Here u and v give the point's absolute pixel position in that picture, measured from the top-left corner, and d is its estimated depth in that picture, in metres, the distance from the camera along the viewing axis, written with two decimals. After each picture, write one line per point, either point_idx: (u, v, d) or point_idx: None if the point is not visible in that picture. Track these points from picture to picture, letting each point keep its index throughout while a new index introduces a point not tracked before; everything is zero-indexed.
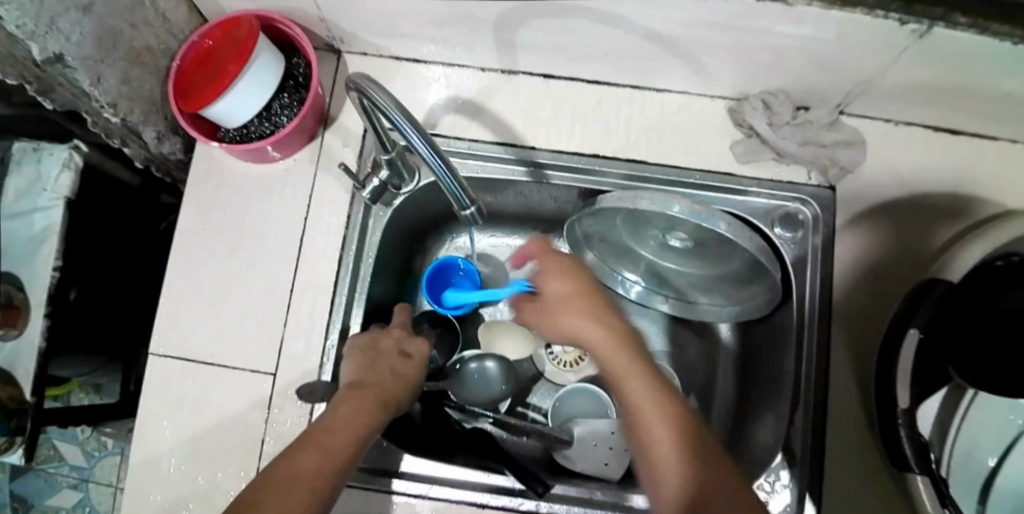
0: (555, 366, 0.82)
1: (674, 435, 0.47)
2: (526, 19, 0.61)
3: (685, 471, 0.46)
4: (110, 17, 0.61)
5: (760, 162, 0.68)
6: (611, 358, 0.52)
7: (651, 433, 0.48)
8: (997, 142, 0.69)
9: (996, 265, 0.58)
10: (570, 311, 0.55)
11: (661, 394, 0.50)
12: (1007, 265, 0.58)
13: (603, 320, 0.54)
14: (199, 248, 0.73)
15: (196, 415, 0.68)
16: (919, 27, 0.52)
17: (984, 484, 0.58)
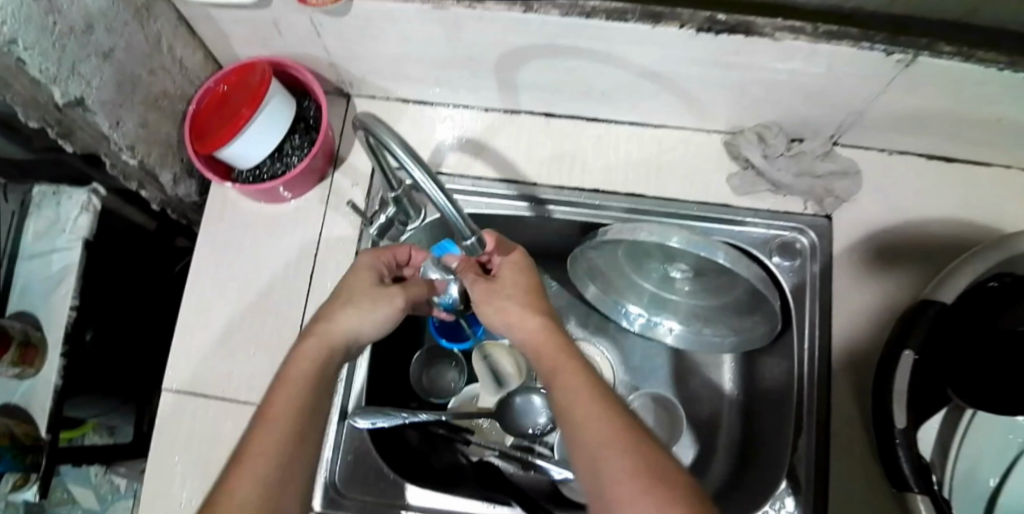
0: None
1: (606, 413, 0.44)
2: (524, 59, 0.64)
3: (618, 468, 0.41)
4: (129, 64, 0.65)
5: (754, 194, 0.69)
6: (544, 352, 0.50)
7: (582, 429, 0.43)
8: (992, 168, 0.70)
9: (990, 286, 0.60)
10: (511, 302, 0.54)
11: (589, 378, 0.47)
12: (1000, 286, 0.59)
13: (540, 313, 0.52)
14: (215, 288, 0.75)
15: (206, 449, 0.69)
16: (904, 58, 0.53)
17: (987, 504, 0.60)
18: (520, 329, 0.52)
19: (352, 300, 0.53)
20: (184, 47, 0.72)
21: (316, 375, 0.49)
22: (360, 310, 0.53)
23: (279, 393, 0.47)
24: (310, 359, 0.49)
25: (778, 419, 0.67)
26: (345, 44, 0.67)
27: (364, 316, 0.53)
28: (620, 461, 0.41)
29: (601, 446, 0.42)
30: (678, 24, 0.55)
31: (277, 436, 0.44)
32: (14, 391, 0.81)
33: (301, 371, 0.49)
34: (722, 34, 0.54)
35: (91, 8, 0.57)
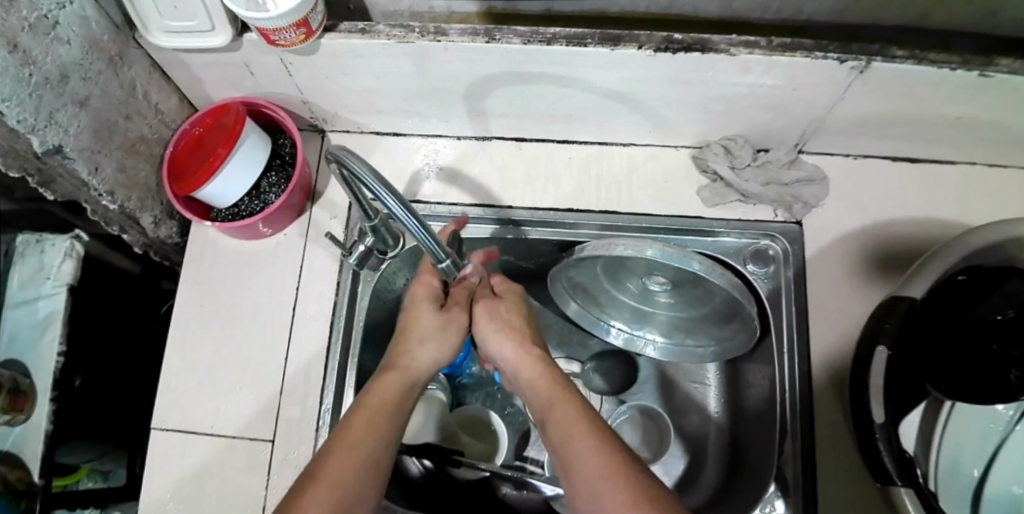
0: None
1: (599, 436, 0.47)
2: (491, 86, 0.65)
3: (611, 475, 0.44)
4: (105, 111, 0.66)
5: (725, 205, 0.70)
6: (540, 384, 0.54)
7: (577, 445, 0.47)
8: (955, 165, 0.71)
9: (959, 279, 0.60)
10: (509, 341, 0.58)
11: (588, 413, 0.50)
12: (969, 279, 0.59)
13: (534, 349, 0.57)
14: (199, 328, 0.75)
15: (197, 488, 0.69)
16: (858, 64, 0.54)
17: (975, 494, 0.60)
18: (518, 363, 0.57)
19: (419, 325, 0.58)
20: (158, 92, 0.74)
21: (395, 397, 0.53)
22: (431, 334, 0.58)
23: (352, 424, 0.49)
24: (393, 383, 0.54)
25: (764, 425, 0.67)
26: (316, 82, 0.69)
27: (436, 338, 0.58)
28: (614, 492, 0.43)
29: (597, 477, 0.44)
30: (636, 46, 0.56)
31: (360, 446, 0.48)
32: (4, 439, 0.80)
33: (385, 390, 0.53)
34: (679, 53, 0.56)
35: (64, 58, 0.58)
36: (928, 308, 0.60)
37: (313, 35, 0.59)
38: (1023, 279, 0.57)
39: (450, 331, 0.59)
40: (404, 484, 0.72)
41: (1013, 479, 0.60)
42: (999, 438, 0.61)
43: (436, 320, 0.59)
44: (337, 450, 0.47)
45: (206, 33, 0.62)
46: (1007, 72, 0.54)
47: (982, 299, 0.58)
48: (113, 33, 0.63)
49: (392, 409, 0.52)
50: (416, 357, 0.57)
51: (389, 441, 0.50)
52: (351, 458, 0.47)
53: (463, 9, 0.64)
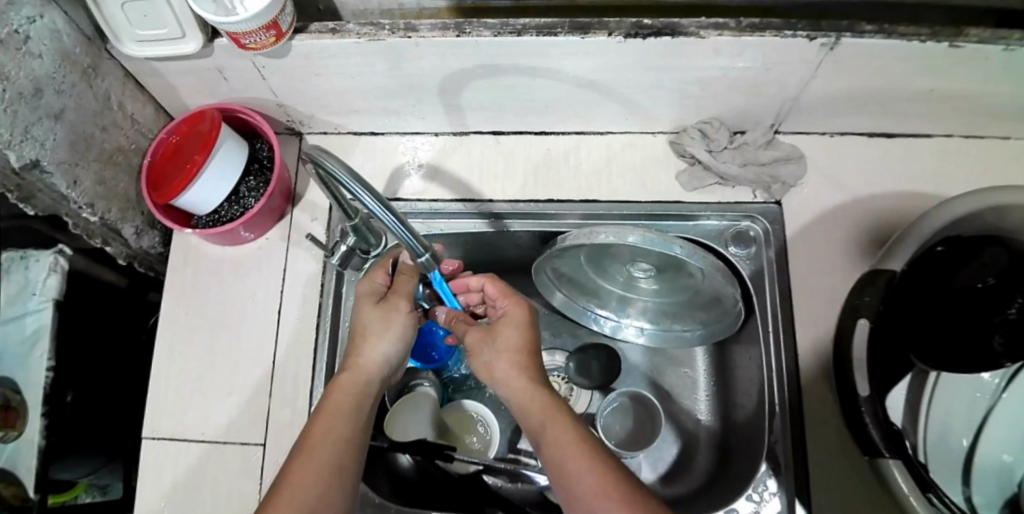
0: None
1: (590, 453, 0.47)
2: (466, 81, 0.66)
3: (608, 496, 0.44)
4: (81, 123, 0.66)
5: (704, 189, 0.70)
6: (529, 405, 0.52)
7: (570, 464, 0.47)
8: (933, 139, 0.71)
9: (938, 250, 0.60)
10: (506, 351, 0.55)
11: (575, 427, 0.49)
12: (947, 249, 0.59)
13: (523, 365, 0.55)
14: (185, 337, 0.75)
15: (191, 495, 0.68)
16: (827, 41, 0.55)
17: (966, 465, 0.59)
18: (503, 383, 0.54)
19: (368, 330, 0.57)
20: (133, 102, 0.73)
21: (350, 403, 0.53)
22: (377, 334, 0.57)
23: (315, 436, 0.50)
24: (346, 389, 0.54)
25: (752, 405, 0.67)
26: (290, 84, 0.69)
27: (383, 339, 0.57)
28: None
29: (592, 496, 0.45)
30: (606, 32, 0.56)
31: (321, 455, 0.48)
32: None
33: (338, 396, 0.53)
34: (649, 38, 0.56)
35: (36, 72, 0.58)
36: (910, 281, 0.60)
37: (284, 37, 0.59)
38: (1003, 247, 0.57)
39: (397, 325, 0.57)
40: (396, 481, 0.73)
41: (1001, 447, 0.60)
42: (987, 407, 0.61)
43: (382, 321, 0.57)
44: (296, 468, 0.47)
45: (176, 41, 0.62)
46: (976, 42, 0.54)
47: (962, 269, 0.58)
48: (84, 45, 0.63)
49: (346, 415, 0.52)
50: (366, 360, 0.56)
51: (346, 450, 0.50)
52: (313, 465, 0.48)
53: (433, 5, 0.64)
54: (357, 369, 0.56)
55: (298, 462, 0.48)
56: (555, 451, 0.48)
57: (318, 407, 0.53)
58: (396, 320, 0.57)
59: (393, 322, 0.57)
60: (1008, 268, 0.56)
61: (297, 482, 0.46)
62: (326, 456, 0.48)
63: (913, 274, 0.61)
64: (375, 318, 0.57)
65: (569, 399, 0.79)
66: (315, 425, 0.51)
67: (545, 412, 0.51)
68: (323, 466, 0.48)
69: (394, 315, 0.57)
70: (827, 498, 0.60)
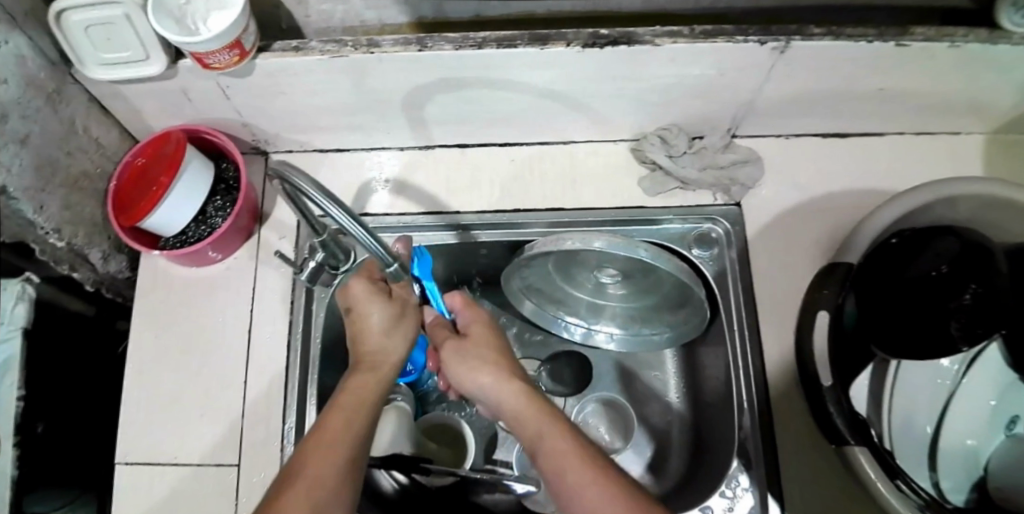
0: None
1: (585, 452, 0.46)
2: (431, 94, 0.67)
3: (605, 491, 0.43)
4: (47, 148, 0.66)
5: (666, 194, 0.72)
6: (522, 409, 0.51)
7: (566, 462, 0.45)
8: (883, 137, 0.73)
9: (892, 241, 0.60)
10: (486, 357, 0.55)
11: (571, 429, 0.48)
12: (902, 240, 0.60)
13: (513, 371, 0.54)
14: (155, 360, 0.73)
15: None
16: (777, 44, 0.57)
17: (931, 450, 0.60)
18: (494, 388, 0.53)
19: (387, 326, 0.55)
20: (99, 126, 0.73)
21: (365, 399, 0.51)
22: (388, 330, 0.55)
23: (328, 429, 0.48)
24: (362, 388, 0.52)
25: (721, 404, 0.67)
26: (257, 103, 0.70)
27: (393, 334, 0.55)
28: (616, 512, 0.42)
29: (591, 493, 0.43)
30: (564, 43, 0.58)
31: (336, 451, 0.46)
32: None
33: (353, 395, 0.51)
34: (606, 47, 0.58)
35: (1, 97, 0.58)
36: (867, 272, 0.61)
37: (248, 55, 0.60)
38: (954, 237, 0.57)
39: (409, 322, 0.56)
40: (377, 501, 0.69)
41: (965, 432, 0.61)
42: (949, 393, 0.62)
43: (392, 316, 0.56)
44: (311, 458, 0.45)
45: (141, 63, 0.63)
46: (922, 40, 0.56)
47: (918, 257, 0.58)
48: (48, 70, 0.63)
49: (363, 410, 0.50)
50: (385, 360, 0.54)
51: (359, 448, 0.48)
52: (326, 460, 0.45)
53: (394, 21, 0.65)
54: (374, 369, 0.54)
55: (311, 459, 0.45)
56: (551, 449, 0.47)
57: (331, 404, 0.51)
58: (411, 320, 0.57)
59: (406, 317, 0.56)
60: (960, 256, 0.56)
61: (311, 481, 0.44)
62: (340, 451, 0.46)
63: (869, 266, 0.61)
64: (393, 314, 0.56)
65: None
66: (327, 420, 0.49)
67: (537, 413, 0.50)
68: (340, 466, 0.45)
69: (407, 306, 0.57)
70: (801, 494, 0.59)
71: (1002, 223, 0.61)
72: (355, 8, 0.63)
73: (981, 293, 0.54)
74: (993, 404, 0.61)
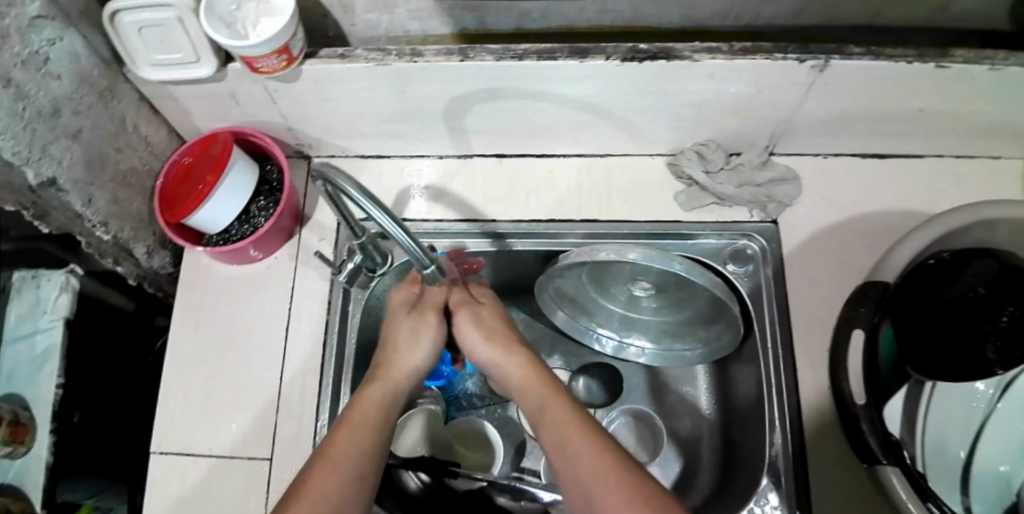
0: None
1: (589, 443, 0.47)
2: (470, 104, 0.68)
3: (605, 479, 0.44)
4: (97, 144, 0.68)
5: (702, 208, 0.72)
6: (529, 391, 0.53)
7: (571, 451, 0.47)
8: (925, 159, 0.72)
9: (929, 263, 0.60)
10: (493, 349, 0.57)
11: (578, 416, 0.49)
12: (939, 262, 0.59)
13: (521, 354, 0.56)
14: (193, 354, 0.75)
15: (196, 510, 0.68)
16: (818, 63, 0.56)
17: (963, 475, 0.58)
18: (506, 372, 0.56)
19: (400, 342, 0.58)
20: (147, 125, 0.76)
21: (378, 408, 0.54)
22: (406, 341, 0.58)
23: (343, 433, 0.51)
24: (374, 395, 0.55)
25: (752, 420, 0.67)
26: (299, 108, 0.71)
27: (411, 344, 0.58)
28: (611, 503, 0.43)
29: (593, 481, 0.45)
30: (604, 57, 0.58)
31: (346, 458, 0.49)
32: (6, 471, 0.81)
33: (367, 404, 0.54)
34: (645, 62, 0.58)
35: (56, 93, 0.60)
36: (904, 293, 0.60)
37: (294, 61, 0.62)
38: (992, 258, 0.58)
39: (427, 333, 0.58)
40: (400, 501, 0.69)
41: (997, 457, 0.59)
42: (981, 419, 0.60)
43: (409, 329, 0.58)
44: (322, 462, 0.49)
45: (191, 65, 0.65)
46: (964, 62, 0.55)
47: (953, 280, 0.59)
48: (102, 69, 0.66)
49: (378, 418, 0.53)
50: (397, 374, 0.57)
51: (372, 458, 0.50)
52: (338, 467, 0.48)
53: (437, 31, 0.66)
54: (386, 376, 0.57)
55: (325, 460, 0.49)
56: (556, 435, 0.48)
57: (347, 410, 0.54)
58: (426, 329, 0.58)
59: (426, 328, 0.58)
60: (997, 278, 0.58)
61: (323, 482, 0.47)
62: (352, 458, 0.49)
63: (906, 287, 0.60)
64: (406, 327, 0.59)
65: None
66: (344, 424, 0.52)
67: (541, 395, 0.52)
68: (347, 469, 0.48)
69: (423, 317, 0.59)
70: None
71: None
72: (399, 17, 0.64)
73: (1018, 315, 0.56)
74: None
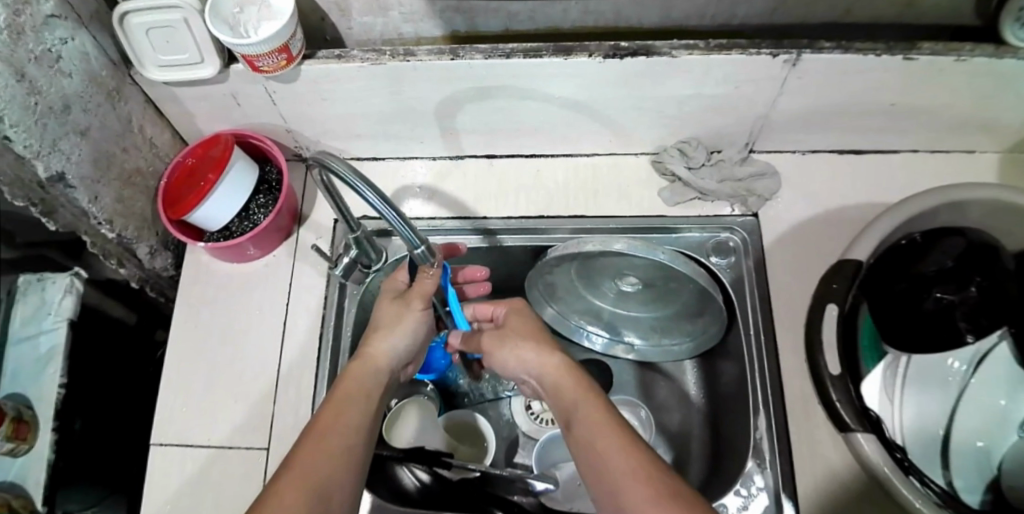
0: (533, 422, 0.79)
1: (620, 439, 0.45)
2: (461, 103, 0.71)
3: (631, 471, 0.43)
4: (105, 143, 0.71)
5: (685, 203, 0.74)
6: (560, 386, 0.53)
7: (600, 446, 0.45)
8: (899, 154, 0.75)
9: (902, 244, 0.61)
10: (523, 347, 0.58)
11: (610, 413, 0.48)
12: (910, 242, 0.61)
13: (553, 351, 0.56)
14: (191, 349, 0.76)
15: (191, 501, 0.68)
16: (789, 57, 0.59)
17: (941, 450, 0.58)
18: (537, 367, 0.56)
19: (382, 324, 0.60)
20: (153, 127, 0.79)
21: (362, 390, 0.55)
22: (389, 328, 0.59)
23: (328, 412, 0.51)
24: (356, 376, 0.56)
25: (739, 408, 0.68)
26: (298, 109, 0.74)
27: (394, 331, 0.59)
28: (642, 488, 0.41)
29: (621, 477, 0.43)
30: (587, 54, 0.61)
31: (334, 437, 0.49)
32: (7, 470, 0.82)
33: (349, 385, 0.55)
34: (626, 58, 0.61)
35: (66, 90, 0.63)
36: (875, 273, 0.62)
37: (294, 60, 0.65)
38: (960, 236, 0.60)
39: (410, 321, 0.60)
40: (398, 493, 0.68)
41: (974, 433, 0.58)
42: (956, 392, 0.60)
43: (394, 315, 0.60)
44: (308, 440, 0.48)
45: (196, 66, 0.68)
46: (929, 55, 0.58)
47: (925, 258, 0.60)
48: (110, 69, 0.69)
49: (363, 400, 0.54)
50: (374, 352, 0.58)
51: (359, 438, 0.50)
52: (326, 446, 0.48)
53: (430, 34, 0.70)
54: (367, 359, 0.58)
55: (309, 439, 0.48)
56: (583, 430, 0.47)
57: (331, 392, 0.54)
58: (409, 318, 0.60)
59: (409, 317, 0.60)
60: (965, 254, 0.59)
61: (309, 459, 0.46)
62: (337, 437, 0.49)
63: (877, 268, 0.62)
64: (390, 313, 0.60)
65: None
66: (329, 404, 0.53)
67: (571, 392, 0.52)
68: (335, 447, 0.48)
69: (406, 306, 0.60)
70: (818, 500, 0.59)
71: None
72: (393, 20, 0.67)
73: (985, 285, 0.59)
74: (1001, 404, 0.59)
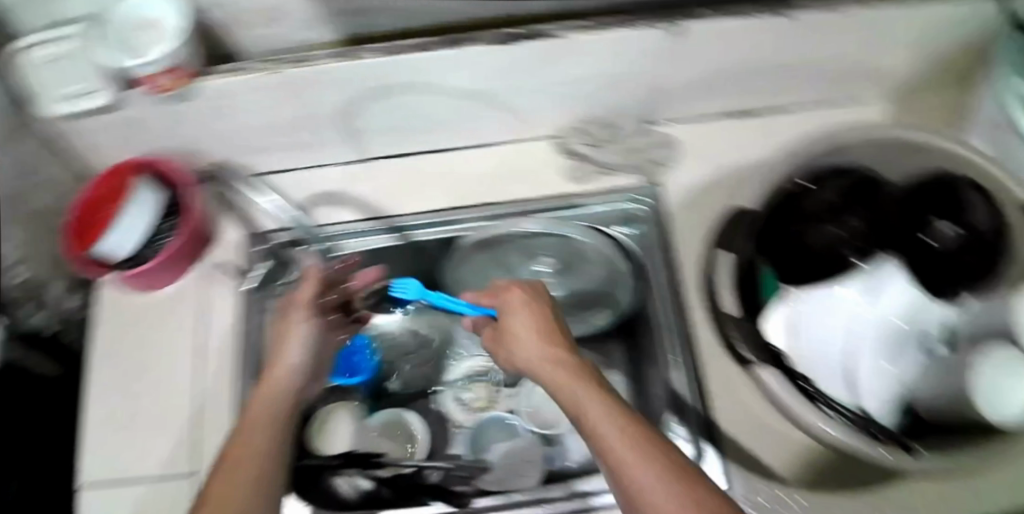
0: (464, 412, 0.75)
1: (627, 432, 0.36)
2: (365, 104, 0.70)
3: (646, 472, 0.34)
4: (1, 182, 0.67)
5: (589, 179, 0.76)
6: (557, 376, 0.44)
7: (605, 444, 0.36)
8: (787, 112, 0.78)
9: (789, 188, 0.64)
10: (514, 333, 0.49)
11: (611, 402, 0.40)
12: (797, 185, 0.64)
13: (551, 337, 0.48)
14: (92, 390, 0.69)
15: None
16: (670, 27, 0.62)
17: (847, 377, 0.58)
18: (531, 354, 0.48)
19: (280, 340, 0.60)
20: None
21: (272, 409, 0.53)
22: (288, 343, 0.59)
23: (236, 442, 0.50)
24: (264, 397, 0.54)
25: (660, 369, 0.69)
26: (203, 130, 0.71)
27: (291, 345, 0.59)
28: (660, 491, 0.33)
29: (633, 480, 0.34)
30: (480, 43, 0.63)
31: (245, 468, 0.47)
32: None
33: (256, 409, 0.53)
34: (520, 45, 0.63)
35: None
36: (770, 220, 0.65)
37: (193, 77, 0.63)
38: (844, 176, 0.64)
39: (300, 332, 0.60)
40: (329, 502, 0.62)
41: None
42: None
43: (283, 332, 0.60)
44: (220, 475, 0.46)
45: (91, 95, 0.65)
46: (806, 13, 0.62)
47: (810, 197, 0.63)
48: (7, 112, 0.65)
49: (273, 419, 0.53)
50: (276, 371, 0.57)
51: (269, 460, 0.49)
52: (236, 478, 0.46)
53: (324, 39, 0.70)
54: (271, 379, 0.56)
55: (221, 473, 0.47)
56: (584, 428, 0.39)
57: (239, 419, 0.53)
58: (299, 328, 0.60)
59: (300, 329, 0.60)
60: (849, 190, 0.63)
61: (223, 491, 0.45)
62: (250, 463, 0.48)
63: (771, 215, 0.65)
64: (280, 330, 0.60)
65: (497, 398, 0.76)
66: (240, 432, 0.51)
67: (569, 380, 0.43)
68: (246, 479, 0.46)
69: (297, 318, 0.61)
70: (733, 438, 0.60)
71: (901, 166, 0.65)
72: (287, 29, 0.68)
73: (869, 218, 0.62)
74: None
